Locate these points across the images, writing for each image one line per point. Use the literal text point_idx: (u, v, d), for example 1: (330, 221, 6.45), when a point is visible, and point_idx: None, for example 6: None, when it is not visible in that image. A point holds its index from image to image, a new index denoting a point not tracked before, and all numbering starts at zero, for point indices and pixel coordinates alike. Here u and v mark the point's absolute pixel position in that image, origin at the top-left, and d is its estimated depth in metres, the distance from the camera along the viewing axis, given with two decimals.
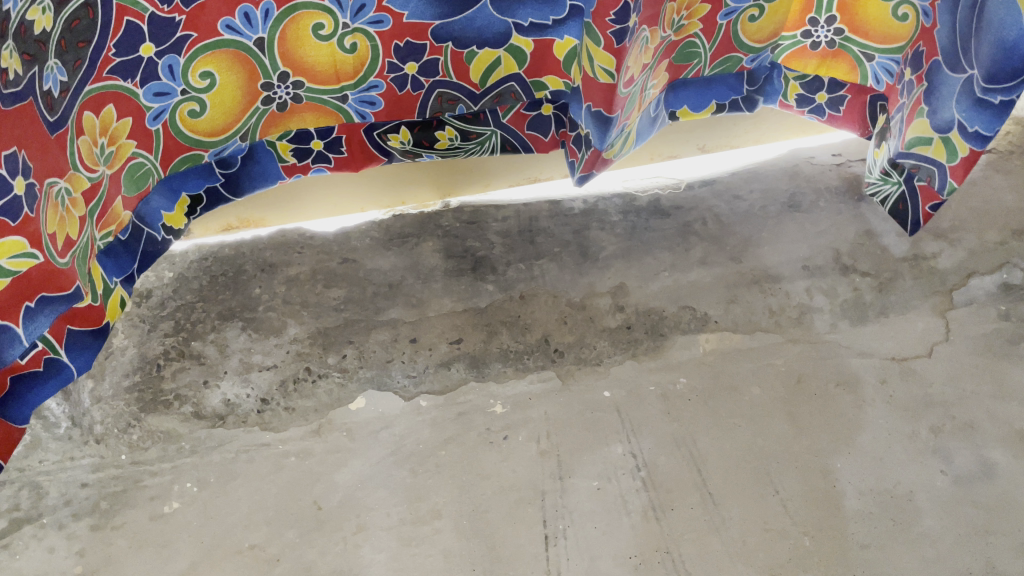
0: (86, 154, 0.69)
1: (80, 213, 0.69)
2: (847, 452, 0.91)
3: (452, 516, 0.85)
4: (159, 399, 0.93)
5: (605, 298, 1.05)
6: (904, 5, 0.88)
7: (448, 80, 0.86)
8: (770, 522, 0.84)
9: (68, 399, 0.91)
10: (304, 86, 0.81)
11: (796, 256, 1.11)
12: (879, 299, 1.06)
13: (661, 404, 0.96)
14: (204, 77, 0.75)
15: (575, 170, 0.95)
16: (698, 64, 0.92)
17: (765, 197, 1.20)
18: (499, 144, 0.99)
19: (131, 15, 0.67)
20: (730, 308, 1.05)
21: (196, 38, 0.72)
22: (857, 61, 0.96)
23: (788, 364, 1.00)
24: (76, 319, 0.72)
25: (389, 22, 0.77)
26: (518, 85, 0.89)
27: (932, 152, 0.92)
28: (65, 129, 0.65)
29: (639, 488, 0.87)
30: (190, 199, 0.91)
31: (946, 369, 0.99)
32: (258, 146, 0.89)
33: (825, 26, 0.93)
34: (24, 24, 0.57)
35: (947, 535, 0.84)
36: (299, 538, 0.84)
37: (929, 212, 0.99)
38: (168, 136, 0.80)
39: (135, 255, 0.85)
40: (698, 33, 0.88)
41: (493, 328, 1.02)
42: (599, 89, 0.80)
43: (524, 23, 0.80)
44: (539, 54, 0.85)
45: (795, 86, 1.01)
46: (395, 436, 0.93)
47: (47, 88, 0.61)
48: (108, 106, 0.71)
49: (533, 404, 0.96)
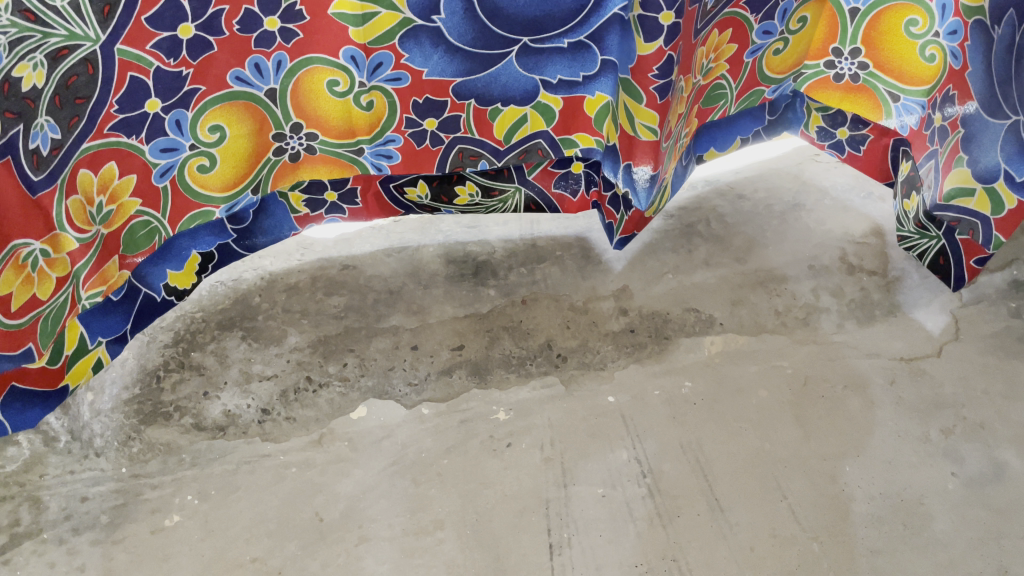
0: (75, 215, 0.73)
1: (58, 275, 0.75)
2: (856, 455, 0.89)
3: (456, 527, 0.84)
4: (158, 410, 0.93)
5: (608, 302, 1.05)
6: (931, 46, 0.91)
7: (469, 136, 0.87)
8: (778, 528, 0.83)
9: (67, 413, 0.91)
10: (317, 138, 0.83)
11: (801, 256, 1.10)
12: (887, 298, 1.05)
13: (666, 408, 0.94)
14: (213, 131, 0.76)
15: (614, 234, 1.03)
16: (724, 106, 0.97)
17: (770, 196, 1.19)
18: (523, 203, 1.02)
19: (135, 70, 0.68)
20: (736, 310, 1.04)
21: (203, 91, 0.73)
22: (882, 101, 0.99)
23: (795, 366, 0.98)
24: (28, 378, 0.80)
25: (407, 79, 0.79)
26: (545, 143, 0.90)
27: (974, 203, 0.96)
28: (53, 188, 0.70)
29: (644, 495, 0.86)
30: (200, 256, 0.92)
31: (957, 369, 0.97)
32: (269, 198, 0.92)
33: (849, 58, 0.96)
34: (9, 80, 0.62)
35: (959, 539, 0.82)
36: (301, 550, 0.83)
37: (974, 267, 1.00)
38: (175, 192, 0.80)
39: (128, 314, 0.89)
40: (724, 76, 0.93)
41: (494, 334, 1.02)
42: (644, 147, 0.90)
43: (553, 79, 0.83)
44: (568, 111, 0.87)
45: (818, 117, 1.07)
46: (397, 445, 0.92)
47: (33, 146, 0.66)
48: (108, 164, 0.73)
49: (536, 410, 0.94)
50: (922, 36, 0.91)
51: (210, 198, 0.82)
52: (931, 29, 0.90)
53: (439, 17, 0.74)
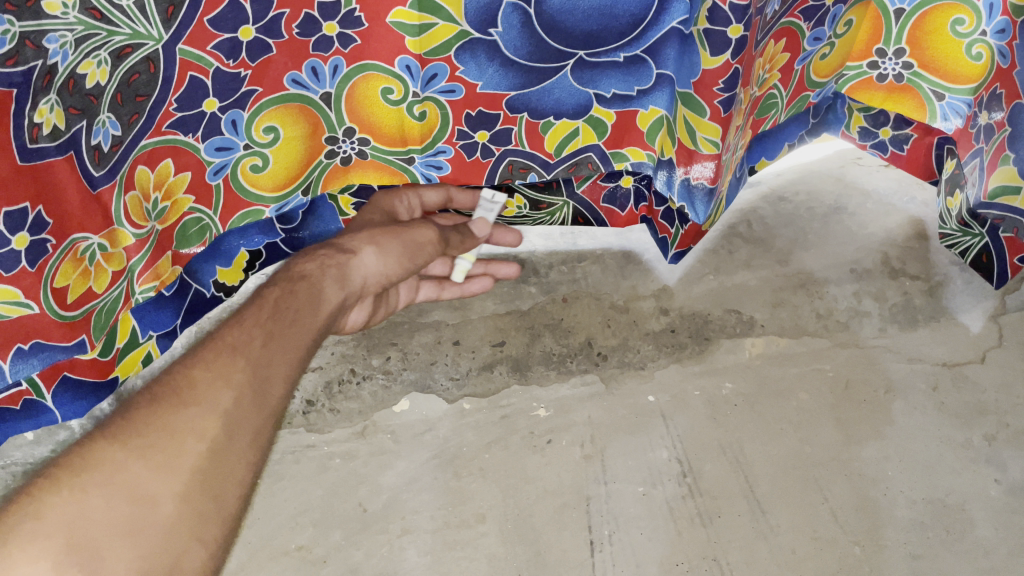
0: (133, 211, 0.71)
1: (114, 268, 0.73)
2: (897, 460, 0.89)
3: (497, 520, 0.85)
4: (419, 282, 0.99)
5: (648, 301, 1.05)
6: (978, 44, 0.84)
7: (520, 149, 0.87)
8: (819, 530, 0.83)
9: (116, 399, 0.94)
10: (370, 144, 0.82)
11: (843, 259, 1.10)
12: (930, 303, 1.04)
13: (706, 408, 0.95)
14: (267, 131, 0.75)
15: (670, 247, 1.03)
16: (775, 115, 0.91)
17: (811, 199, 1.18)
18: (571, 215, 1.04)
19: (195, 70, 0.67)
20: (777, 311, 1.04)
21: (260, 93, 0.72)
22: (925, 99, 0.92)
23: (836, 370, 0.98)
24: (78, 368, 0.78)
25: (461, 91, 0.79)
26: (596, 156, 0.89)
27: (1019, 202, 0.91)
28: (112, 184, 0.68)
29: (685, 494, 0.87)
30: (250, 254, 0.91)
31: (1000, 376, 0.97)
32: (319, 201, 0.94)
33: (893, 58, 0.89)
34: (73, 77, 0.60)
35: (1001, 546, 0.82)
36: (345, 540, 0.84)
37: (1017, 264, 0.99)
38: (229, 190, 0.78)
39: (179, 310, 0.86)
40: (776, 85, 0.87)
41: (535, 331, 1.03)
42: (703, 159, 0.84)
43: (607, 93, 0.81)
44: (621, 124, 0.85)
45: (859, 117, 1.02)
46: (439, 438, 0.93)
47: (95, 142, 0.64)
48: (165, 160, 0.72)
49: (576, 407, 0.95)
50: (968, 35, 0.84)
51: (260, 197, 0.80)
52: (978, 27, 0.83)
53: (496, 31, 0.73)
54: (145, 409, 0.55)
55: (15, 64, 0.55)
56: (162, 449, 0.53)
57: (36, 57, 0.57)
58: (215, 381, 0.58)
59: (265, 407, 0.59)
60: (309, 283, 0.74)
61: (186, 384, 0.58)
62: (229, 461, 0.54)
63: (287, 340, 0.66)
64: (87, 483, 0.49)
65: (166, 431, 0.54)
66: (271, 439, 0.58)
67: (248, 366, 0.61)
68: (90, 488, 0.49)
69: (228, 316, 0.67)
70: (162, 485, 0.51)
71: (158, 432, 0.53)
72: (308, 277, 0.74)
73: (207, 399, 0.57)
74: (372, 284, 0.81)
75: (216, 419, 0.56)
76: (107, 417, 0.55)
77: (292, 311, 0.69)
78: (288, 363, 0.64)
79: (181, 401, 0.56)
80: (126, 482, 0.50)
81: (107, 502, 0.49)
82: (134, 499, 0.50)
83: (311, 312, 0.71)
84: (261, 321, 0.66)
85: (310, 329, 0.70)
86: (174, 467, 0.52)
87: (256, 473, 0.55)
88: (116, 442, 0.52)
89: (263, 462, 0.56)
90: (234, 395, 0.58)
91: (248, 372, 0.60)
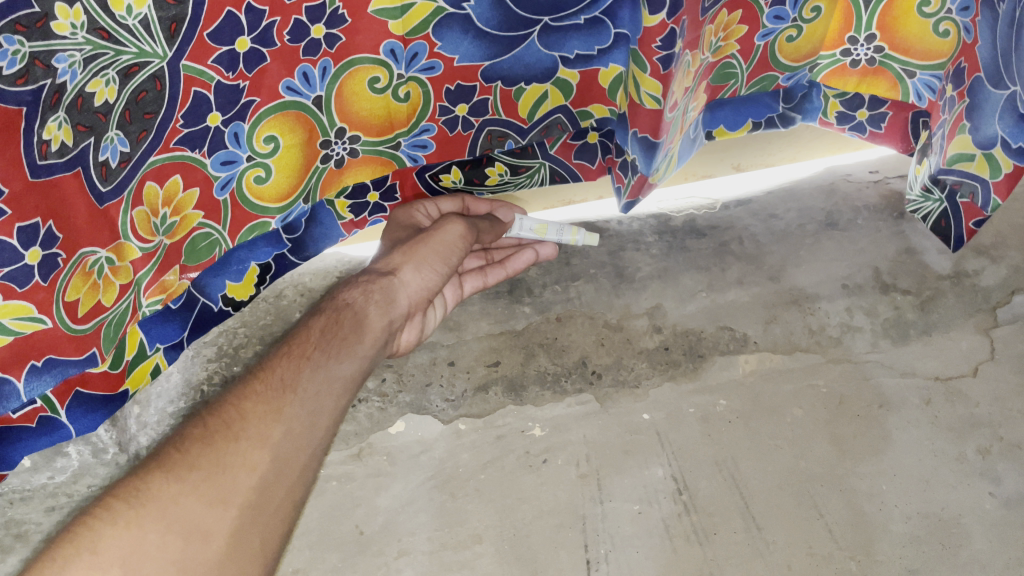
0: (140, 226, 0.66)
1: (121, 282, 0.67)
2: (892, 475, 0.89)
3: (494, 541, 0.86)
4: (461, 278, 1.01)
5: (641, 320, 1.06)
6: (945, 21, 0.79)
7: (498, 118, 0.81)
8: (814, 546, 0.84)
9: (115, 425, 0.98)
10: (361, 140, 0.77)
11: (834, 275, 1.10)
12: (922, 318, 1.05)
13: (700, 425, 0.95)
14: (268, 141, 0.70)
15: (621, 196, 0.90)
16: (735, 85, 0.84)
17: (802, 215, 1.19)
18: (548, 176, 0.95)
19: (199, 85, 0.61)
20: (770, 328, 1.05)
21: (258, 102, 0.67)
22: (897, 79, 0.86)
23: (829, 386, 0.98)
24: (92, 383, 0.72)
25: (440, 68, 0.73)
26: (564, 117, 0.84)
27: (975, 167, 0.84)
28: (120, 199, 0.63)
29: (680, 512, 0.87)
30: (259, 268, 0.85)
31: (993, 389, 0.97)
32: (319, 207, 0.86)
33: (865, 44, 0.83)
34: (82, 96, 0.55)
35: (995, 559, 0.83)
36: (343, 563, 0.86)
37: (973, 229, 0.93)
38: (235, 205, 0.73)
39: (186, 324, 0.82)
40: (735, 55, 0.80)
41: (530, 350, 1.03)
42: (646, 116, 0.73)
43: (570, 55, 0.75)
44: (584, 85, 0.79)
45: (835, 103, 0.92)
46: (435, 460, 0.94)
47: (103, 159, 0.59)
48: (174, 177, 0.66)
49: (571, 427, 0.95)
50: (934, 15, 0.79)
51: (265, 208, 0.75)
52: (943, 6, 0.78)
53: (468, 5, 0.67)
54: (200, 444, 0.59)
55: (24, 84, 0.50)
56: (216, 484, 0.57)
57: (45, 76, 0.51)
58: (265, 418, 0.63)
59: (310, 439, 0.64)
60: (354, 309, 0.79)
61: (237, 419, 0.62)
62: (275, 496, 0.58)
63: (331, 371, 0.70)
64: (145, 518, 0.53)
65: (217, 465, 0.58)
66: (315, 469, 0.63)
67: (297, 400, 0.65)
68: (147, 524, 0.53)
69: (276, 347, 0.72)
70: (214, 520, 0.54)
71: (210, 466, 0.58)
72: (352, 305, 0.79)
73: (257, 433, 0.61)
74: (416, 300, 0.85)
75: (266, 452, 0.60)
76: (162, 451, 0.59)
77: (338, 340, 0.74)
78: (332, 396, 0.68)
79: (233, 434, 0.60)
80: (182, 517, 0.54)
81: (161, 537, 0.53)
82: (186, 535, 0.53)
83: (356, 339, 0.76)
84: (308, 353, 0.71)
85: (354, 358, 0.74)
86: (226, 502, 0.56)
87: (297, 508, 0.60)
88: (173, 476, 0.56)
89: (306, 496, 0.61)
90: (284, 428, 0.63)
91: (296, 406, 0.65)
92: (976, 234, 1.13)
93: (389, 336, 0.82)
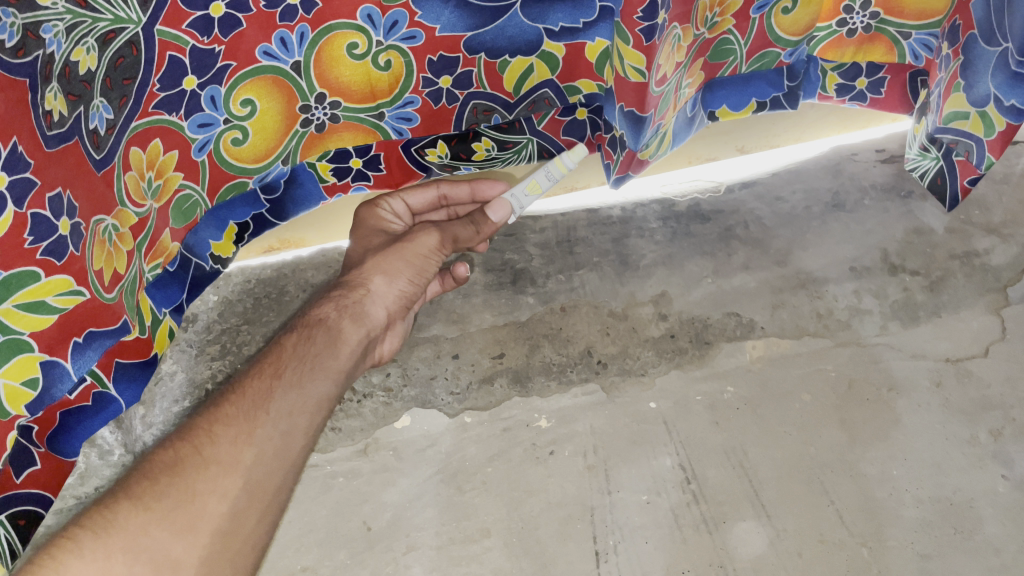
0: (132, 190, 0.64)
1: (127, 248, 0.64)
2: (902, 459, 0.88)
3: (501, 534, 0.86)
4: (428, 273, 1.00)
5: (646, 308, 1.05)
6: None
7: (482, 91, 0.78)
8: (826, 533, 0.83)
9: (120, 427, 0.98)
10: (341, 106, 0.75)
11: (842, 257, 1.09)
12: (931, 299, 1.03)
13: (708, 413, 0.94)
14: (244, 104, 0.69)
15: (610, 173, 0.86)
16: (734, 62, 0.81)
17: (808, 197, 1.17)
18: (536, 152, 0.91)
19: (173, 49, 0.61)
20: (777, 313, 1.03)
21: (235, 67, 0.66)
22: (893, 42, 0.84)
23: (838, 370, 0.97)
24: (126, 352, 0.68)
25: (422, 37, 0.70)
26: (552, 92, 0.81)
27: (969, 126, 0.83)
28: (112, 165, 0.61)
29: (689, 501, 0.87)
30: (237, 226, 0.84)
31: (1005, 370, 0.96)
32: (299, 169, 0.82)
33: (861, 12, 0.80)
34: (68, 65, 0.53)
35: (1010, 543, 0.82)
36: (350, 560, 0.86)
37: (967, 187, 0.90)
38: (213, 165, 0.73)
39: (184, 285, 0.80)
40: (731, 30, 0.77)
41: (535, 341, 1.02)
42: (629, 89, 0.69)
43: (555, 27, 0.73)
44: (571, 58, 0.77)
45: (834, 76, 0.89)
46: (441, 454, 0.94)
47: (93, 127, 0.57)
48: (155, 140, 0.66)
49: (578, 417, 0.95)
50: None
51: (244, 168, 0.75)
52: None
53: None
54: (169, 472, 0.59)
55: (23, 57, 0.49)
56: (184, 512, 0.57)
57: (37, 48, 0.50)
58: (236, 441, 0.63)
59: (283, 461, 0.64)
60: (327, 326, 0.78)
61: (206, 442, 0.62)
62: (247, 522, 0.59)
63: (304, 389, 0.70)
64: (110, 549, 0.53)
65: (186, 492, 0.58)
66: (287, 494, 0.64)
67: (270, 423, 0.65)
68: (114, 554, 0.53)
69: (249, 367, 0.71)
70: (183, 550, 0.55)
71: (179, 493, 0.58)
72: (325, 321, 0.78)
73: (227, 457, 0.61)
74: (394, 309, 0.84)
75: (237, 477, 0.61)
76: (129, 479, 0.59)
77: (311, 358, 0.73)
78: (306, 414, 0.68)
79: (203, 459, 0.61)
80: (151, 549, 0.55)
81: (129, 568, 0.53)
82: (155, 566, 0.54)
83: (330, 354, 0.75)
84: (279, 372, 0.70)
85: (329, 376, 0.73)
86: (196, 529, 0.57)
87: (268, 532, 0.61)
88: (140, 504, 0.57)
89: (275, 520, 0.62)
90: (256, 451, 0.63)
91: (268, 427, 0.65)
92: (985, 213, 1.12)
93: (367, 347, 0.82)
